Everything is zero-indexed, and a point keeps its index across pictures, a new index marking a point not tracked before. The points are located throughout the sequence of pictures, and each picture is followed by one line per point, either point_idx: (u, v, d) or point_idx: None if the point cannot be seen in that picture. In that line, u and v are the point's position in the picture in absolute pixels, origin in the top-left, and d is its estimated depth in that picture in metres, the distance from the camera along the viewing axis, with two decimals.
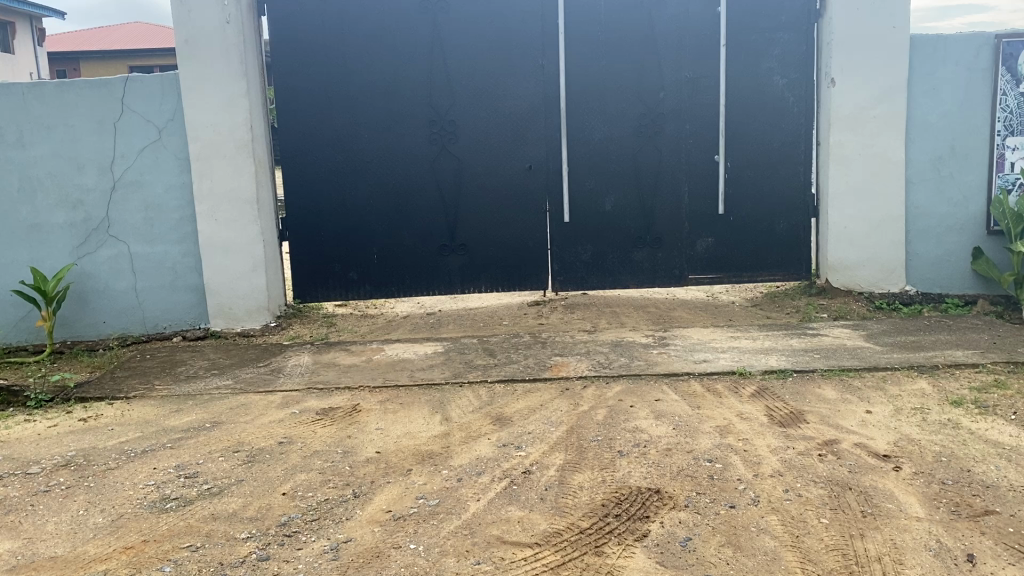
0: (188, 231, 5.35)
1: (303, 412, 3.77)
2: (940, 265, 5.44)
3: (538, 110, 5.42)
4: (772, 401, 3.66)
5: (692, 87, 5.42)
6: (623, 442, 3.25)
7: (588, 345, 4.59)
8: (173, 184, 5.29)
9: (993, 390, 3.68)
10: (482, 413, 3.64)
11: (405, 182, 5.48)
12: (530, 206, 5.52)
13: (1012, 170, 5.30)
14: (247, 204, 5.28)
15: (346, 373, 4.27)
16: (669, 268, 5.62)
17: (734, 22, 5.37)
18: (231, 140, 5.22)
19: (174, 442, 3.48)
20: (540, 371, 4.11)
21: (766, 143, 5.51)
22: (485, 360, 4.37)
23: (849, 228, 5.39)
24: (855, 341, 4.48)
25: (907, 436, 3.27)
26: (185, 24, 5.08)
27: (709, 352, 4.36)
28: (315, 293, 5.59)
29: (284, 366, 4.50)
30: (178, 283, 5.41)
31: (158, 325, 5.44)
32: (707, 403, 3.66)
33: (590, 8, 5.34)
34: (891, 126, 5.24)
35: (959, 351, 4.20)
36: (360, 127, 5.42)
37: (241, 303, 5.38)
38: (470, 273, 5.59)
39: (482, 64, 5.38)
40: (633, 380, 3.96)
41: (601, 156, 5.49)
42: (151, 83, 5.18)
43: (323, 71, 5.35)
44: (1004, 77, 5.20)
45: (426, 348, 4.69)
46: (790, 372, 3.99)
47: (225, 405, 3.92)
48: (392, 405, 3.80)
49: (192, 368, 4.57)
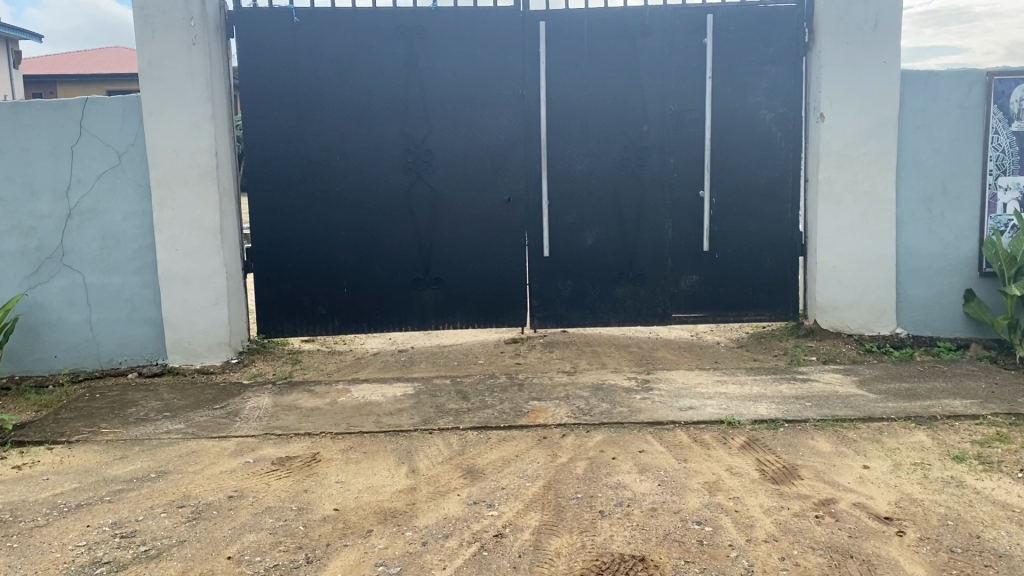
0: (147, 261, 5.07)
1: (259, 462, 3.48)
2: (931, 307, 5.26)
3: (518, 140, 5.21)
4: (763, 454, 3.42)
5: (676, 120, 5.24)
6: (605, 500, 2.98)
7: (567, 388, 4.33)
8: (133, 212, 5.02)
9: (996, 444, 3.46)
10: (452, 465, 3.37)
11: (378, 212, 5.24)
12: (509, 240, 5.30)
13: (1004, 210, 5.16)
14: (210, 234, 5.01)
15: (308, 418, 3.98)
16: (652, 306, 5.40)
17: (720, 54, 5.20)
18: (194, 167, 4.96)
19: (113, 495, 3.17)
20: (516, 418, 3.84)
21: (753, 179, 5.31)
22: (457, 404, 4.09)
23: (838, 267, 5.21)
24: (847, 388, 4.26)
25: (910, 496, 3.03)
26: (149, 45, 4.83)
27: (696, 398, 4.11)
28: (281, 327, 5.31)
29: (242, 408, 4.19)
30: (135, 316, 5.11)
31: (114, 360, 5.14)
32: (694, 455, 3.42)
33: (573, 37, 5.17)
34: (881, 163, 5.09)
35: (957, 401, 3.99)
36: (332, 155, 5.19)
37: (202, 338, 5.10)
38: (446, 307, 5.35)
39: (460, 93, 5.18)
40: (614, 429, 3.70)
41: (583, 189, 5.29)
42: (112, 106, 4.93)
43: (293, 97, 5.12)
44: (996, 115, 5.07)
45: (395, 390, 4.40)
46: (781, 422, 3.75)
47: (174, 452, 3.61)
48: (355, 455, 3.51)
49: (144, 410, 4.25)
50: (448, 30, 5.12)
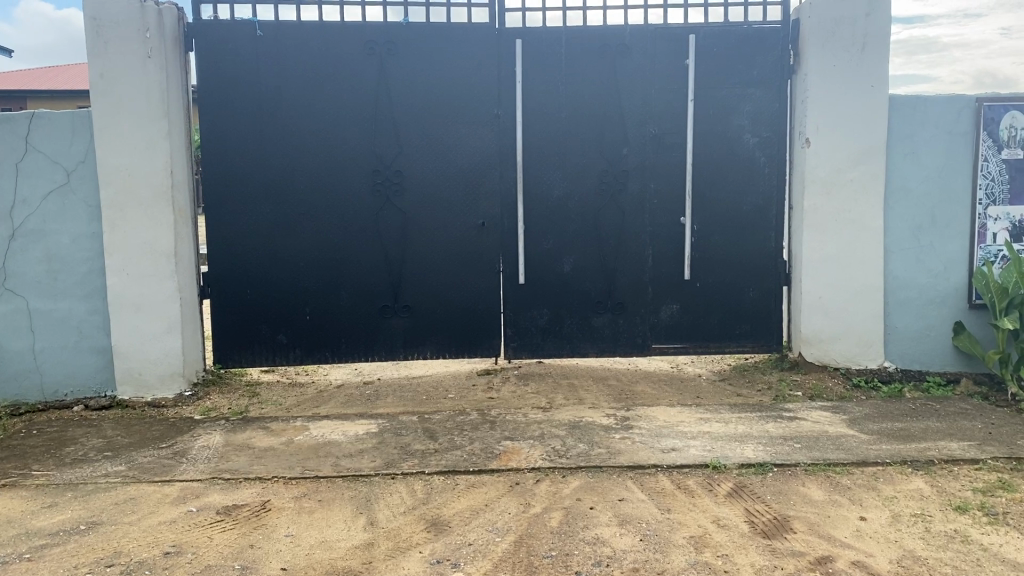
0: (96, 286, 4.75)
1: (202, 511, 3.16)
2: (920, 340, 5.06)
3: (492, 161, 4.97)
4: (752, 503, 3.17)
5: (656, 144, 5.03)
6: (581, 560, 2.71)
7: (542, 427, 4.05)
8: (81, 234, 4.71)
9: (999, 493, 3.24)
10: (415, 516, 3.08)
11: (343, 237, 4.97)
12: (482, 266, 5.03)
13: (994, 241, 4.98)
14: (163, 258, 4.70)
15: (260, 460, 3.67)
16: (631, 336, 5.16)
17: (703, 76, 5.00)
18: (147, 186, 4.66)
19: (33, 552, 2.84)
20: (486, 461, 3.56)
21: (735, 206, 5.09)
22: (423, 445, 3.81)
23: (824, 298, 5.00)
24: (837, 428, 4.03)
25: (912, 554, 2.80)
26: (101, 58, 4.56)
27: (678, 438, 3.85)
28: (239, 357, 5.01)
29: (190, 448, 3.87)
30: (82, 345, 4.79)
31: (59, 392, 4.81)
32: (677, 504, 3.15)
33: (550, 56, 4.95)
34: (869, 191, 4.91)
35: (954, 443, 3.77)
36: (295, 175, 4.91)
37: (153, 368, 4.77)
38: (415, 337, 5.07)
39: (431, 113, 4.93)
40: (593, 474, 3.43)
41: (559, 213, 5.05)
42: (61, 121, 4.63)
43: (255, 114, 4.85)
44: (986, 143, 4.91)
45: (357, 428, 4.10)
46: (770, 466, 3.50)
47: (109, 499, 3.28)
48: (309, 504, 3.21)
49: (83, 448, 3.92)
50: (420, 46, 4.88)
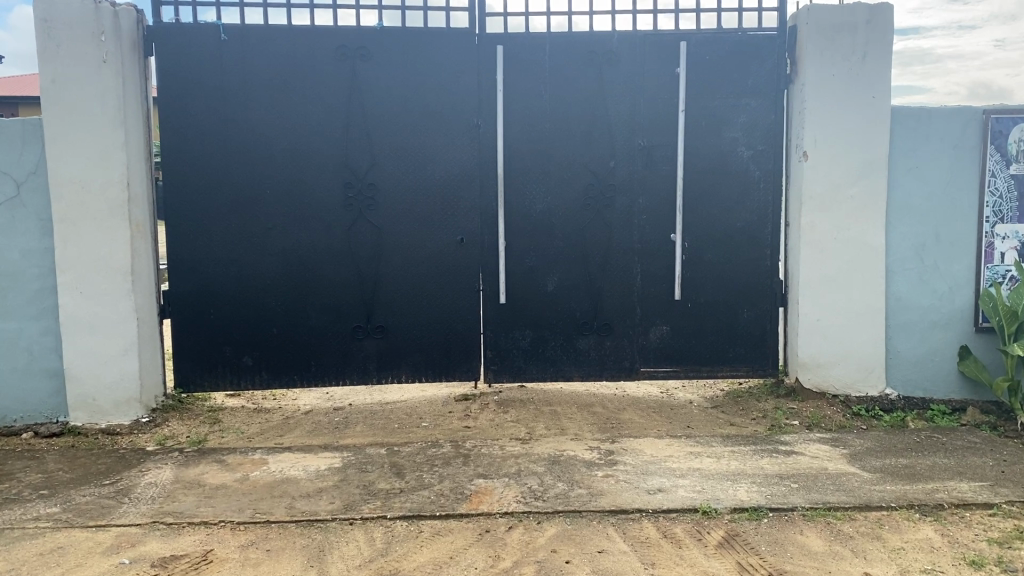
0: (48, 305, 4.44)
1: (135, 563, 2.84)
2: (924, 365, 4.77)
3: (471, 175, 4.68)
4: (745, 556, 2.87)
5: (646, 157, 4.73)
6: None
7: (519, 462, 3.75)
8: (31, 249, 4.40)
9: (1017, 544, 2.95)
10: (371, 571, 2.77)
11: (313, 253, 4.67)
12: (460, 285, 4.74)
13: (1002, 261, 4.71)
14: (120, 275, 4.39)
15: (208, 501, 3.36)
16: (618, 359, 4.86)
17: (695, 85, 4.71)
18: (102, 199, 4.34)
19: None
20: (454, 503, 3.25)
21: (729, 222, 4.80)
22: (389, 483, 3.50)
23: (823, 319, 4.72)
24: (838, 465, 3.73)
25: None
26: (53, 62, 4.26)
27: (666, 477, 3.56)
28: (202, 380, 4.71)
29: (134, 486, 3.56)
30: (32, 368, 4.47)
31: (8, 418, 4.49)
32: (663, 557, 2.86)
33: (533, 63, 4.67)
34: (870, 207, 4.63)
35: (965, 484, 3.47)
36: (261, 188, 4.61)
37: (108, 392, 4.45)
38: (390, 359, 4.77)
39: (407, 122, 4.64)
40: (571, 519, 3.12)
41: (542, 230, 4.76)
42: (11, 129, 4.35)
43: (219, 123, 4.55)
44: (994, 157, 4.63)
45: (319, 463, 3.79)
46: (765, 511, 3.20)
47: (34, 548, 2.96)
48: (255, 555, 2.90)
49: (20, 486, 3.60)
50: (395, 52, 4.59)
